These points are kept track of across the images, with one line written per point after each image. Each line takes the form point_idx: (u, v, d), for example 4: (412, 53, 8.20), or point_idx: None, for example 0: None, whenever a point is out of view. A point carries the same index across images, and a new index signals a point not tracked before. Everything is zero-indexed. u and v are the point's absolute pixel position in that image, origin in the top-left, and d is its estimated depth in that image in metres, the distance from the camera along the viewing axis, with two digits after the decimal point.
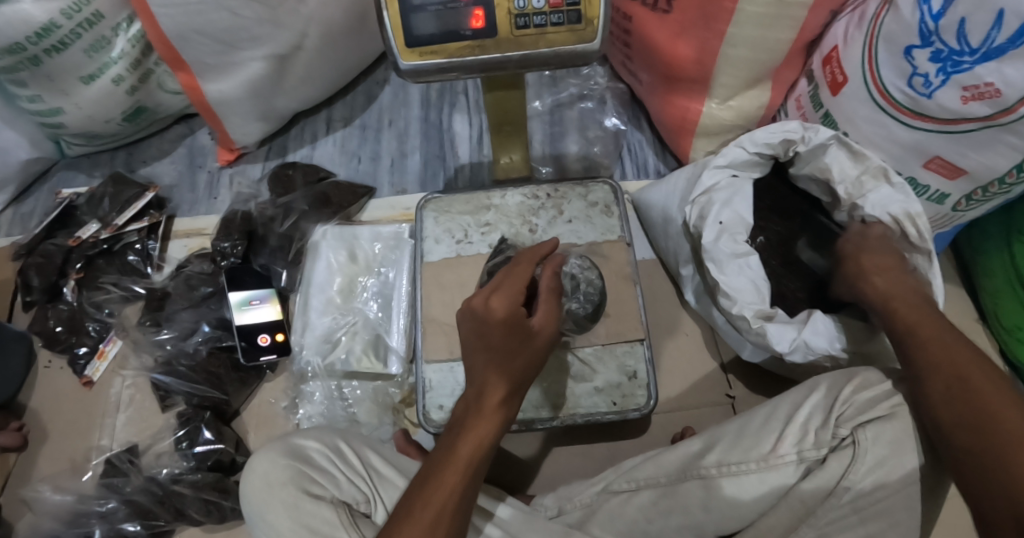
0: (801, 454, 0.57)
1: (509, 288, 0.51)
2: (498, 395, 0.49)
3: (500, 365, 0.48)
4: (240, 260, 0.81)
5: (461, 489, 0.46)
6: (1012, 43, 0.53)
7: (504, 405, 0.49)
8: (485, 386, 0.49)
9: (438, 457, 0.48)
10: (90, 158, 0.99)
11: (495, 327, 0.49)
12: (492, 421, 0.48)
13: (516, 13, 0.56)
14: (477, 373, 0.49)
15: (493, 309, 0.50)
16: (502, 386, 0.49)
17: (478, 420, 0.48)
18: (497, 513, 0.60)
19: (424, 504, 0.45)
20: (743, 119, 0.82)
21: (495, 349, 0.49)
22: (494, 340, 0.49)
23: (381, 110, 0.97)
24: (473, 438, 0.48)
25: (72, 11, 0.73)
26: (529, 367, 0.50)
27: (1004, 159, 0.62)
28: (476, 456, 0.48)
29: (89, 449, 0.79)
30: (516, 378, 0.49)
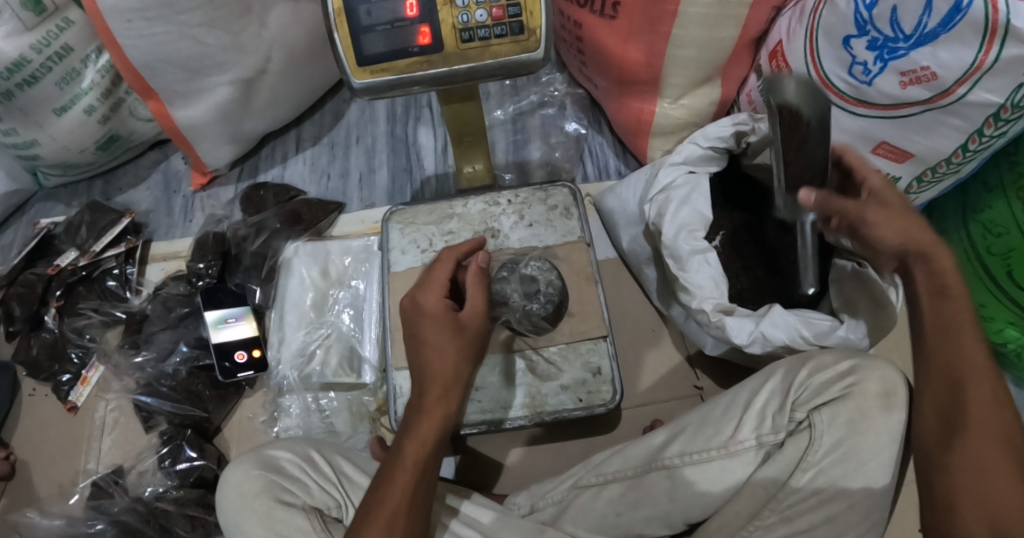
0: (760, 439, 0.58)
1: (437, 288, 0.56)
2: (439, 389, 0.53)
3: (436, 359, 0.53)
4: (215, 280, 0.83)
5: (413, 489, 0.48)
6: (943, 27, 0.55)
7: (446, 396, 0.53)
8: (424, 385, 0.53)
9: (393, 455, 0.51)
10: (67, 189, 1.01)
11: (427, 324, 0.54)
12: (436, 419, 0.52)
13: (461, 28, 0.57)
14: (419, 370, 0.53)
15: (423, 308, 0.55)
16: (439, 380, 0.52)
17: (423, 418, 0.52)
18: (461, 510, 0.61)
19: (379, 507, 0.47)
20: (695, 116, 0.84)
21: (429, 345, 0.53)
22: (428, 337, 0.53)
23: (349, 127, 1.00)
24: (421, 436, 0.51)
25: (42, 45, 0.75)
26: (467, 360, 0.54)
27: (948, 140, 0.63)
28: (425, 452, 0.51)
29: (77, 473, 0.81)
30: (451, 375, 0.53)
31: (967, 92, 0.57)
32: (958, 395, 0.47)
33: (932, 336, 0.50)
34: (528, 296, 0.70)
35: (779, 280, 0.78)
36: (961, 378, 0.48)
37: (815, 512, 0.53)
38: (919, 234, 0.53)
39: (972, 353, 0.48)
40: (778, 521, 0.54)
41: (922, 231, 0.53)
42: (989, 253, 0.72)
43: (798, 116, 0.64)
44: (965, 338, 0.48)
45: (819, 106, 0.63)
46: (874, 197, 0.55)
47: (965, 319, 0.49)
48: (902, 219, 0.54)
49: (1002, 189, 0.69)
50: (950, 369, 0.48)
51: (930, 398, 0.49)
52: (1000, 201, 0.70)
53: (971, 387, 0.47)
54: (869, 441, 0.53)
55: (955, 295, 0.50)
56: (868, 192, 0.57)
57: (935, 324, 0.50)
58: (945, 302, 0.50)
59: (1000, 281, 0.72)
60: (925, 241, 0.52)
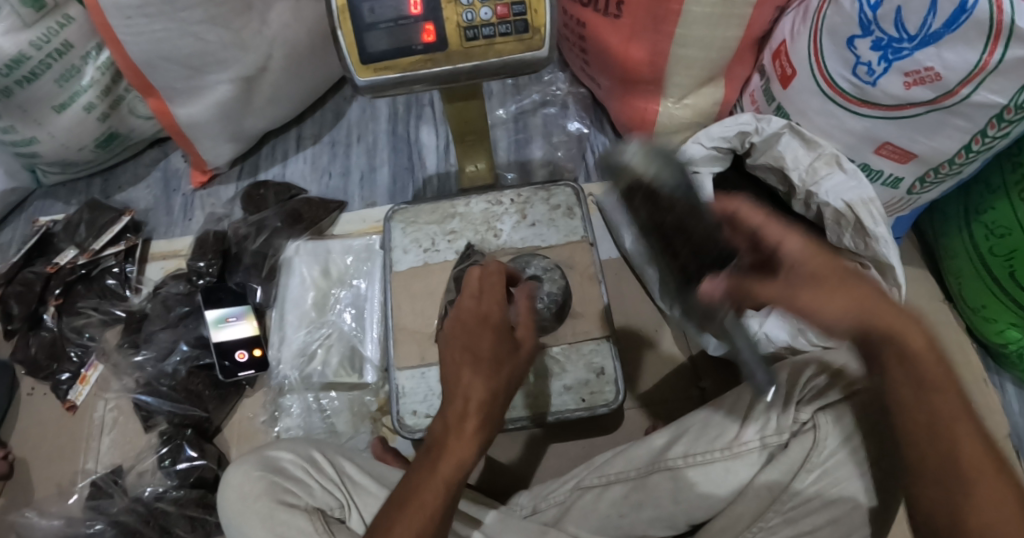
0: (764, 440, 0.57)
1: (495, 293, 0.51)
2: (483, 399, 0.45)
3: (478, 371, 0.46)
4: (215, 279, 0.82)
5: (440, 509, 0.43)
6: (948, 28, 0.55)
7: (486, 409, 0.46)
8: (458, 404, 0.45)
9: (416, 471, 0.45)
10: (66, 186, 1.00)
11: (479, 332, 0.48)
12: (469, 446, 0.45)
13: (464, 26, 0.57)
14: (454, 385, 0.46)
15: (482, 317, 0.49)
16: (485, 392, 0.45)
17: (452, 446, 0.45)
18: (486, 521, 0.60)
19: (393, 527, 0.42)
20: (699, 116, 0.84)
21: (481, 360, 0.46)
22: (474, 344, 0.47)
23: (350, 125, 1.00)
24: (455, 456, 0.44)
25: (42, 42, 0.75)
26: (516, 375, 0.48)
27: (951, 141, 0.63)
28: (457, 472, 0.45)
29: (75, 473, 0.80)
30: (491, 391, 0.46)
31: (971, 93, 0.57)
32: (968, 501, 0.40)
33: (917, 427, 0.42)
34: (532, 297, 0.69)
35: None
36: (967, 480, 0.40)
37: (818, 515, 0.52)
38: (882, 311, 0.42)
39: (969, 451, 0.41)
40: (782, 523, 0.53)
41: (876, 305, 0.42)
42: (993, 254, 0.72)
43: (658, 192, 0.48)
44: (955, 425, 0.41)
45: (673, 174, 0.49)
46: (804, 271, 0.42)
47: (952, 411, 0.42)
48: (850, 292, 0.41)
49: (1005, 189, 0.69)
50: (950, 471, 0.41)
51: (927, 492, 0.42)
52: (1003, 201, 0.69)
53: (979, 489, 0.40)
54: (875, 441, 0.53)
55: (936, 380, 0.42)
56: (790, 262, 0.43)
57: (921, 427, 0.42)
58: (929, 389, 0.42)
59: (1002, 281, 0.72)
60: (891, 321, 0.42)
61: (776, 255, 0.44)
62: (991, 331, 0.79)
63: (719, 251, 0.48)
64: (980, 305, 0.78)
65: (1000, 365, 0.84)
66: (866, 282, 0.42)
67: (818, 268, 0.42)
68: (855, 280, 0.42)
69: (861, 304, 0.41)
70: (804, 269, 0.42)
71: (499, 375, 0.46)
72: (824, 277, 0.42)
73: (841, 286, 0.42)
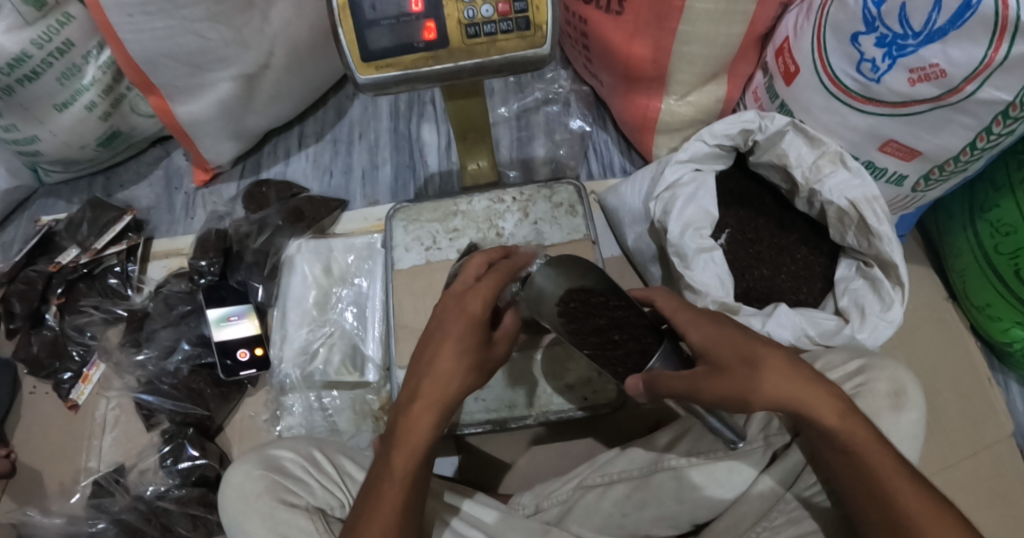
0: (768, 439, 0.56)
1: (493, 280, 0.48)
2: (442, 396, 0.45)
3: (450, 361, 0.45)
4: (216, 278, 0.82)
5: (402, 503, 0.45)
6: (952, 24, 0.54)
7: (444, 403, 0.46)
8: (416, 385, 0.46)
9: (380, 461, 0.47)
10: (68, 185, 1.00)
11: (451, 320, 0.46)
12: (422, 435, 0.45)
13: (466, 23, 0.56)
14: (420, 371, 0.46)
15: (462, 303, 0.47)
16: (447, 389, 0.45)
17: (406, 439, 0.45)
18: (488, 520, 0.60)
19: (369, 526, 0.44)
20: (702, 114, 0.83)
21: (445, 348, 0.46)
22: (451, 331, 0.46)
23: (352, 124, 0.99)
24: (407, 449, 0.45)
25: (43, 41, 0.74)
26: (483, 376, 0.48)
27: (956, 138, 0.63)
28: (412, 465, 0.46)
29: (77, 471, 0.80)
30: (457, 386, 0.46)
31: (976, 90, 0.57)
32: None
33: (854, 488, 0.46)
34: None
35: (785, 279, 0.77)
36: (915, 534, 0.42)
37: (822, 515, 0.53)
38: (790, 386, 0.46)
39: (903, 494, 0.44)
40: (785, 522, 0.53)
41: (781, 384, 0.46)
42: (997, 252, 0.71)
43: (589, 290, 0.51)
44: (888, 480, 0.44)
45: (596, 274, 0.51)
46: (708, 359, 0.47)
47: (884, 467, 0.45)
48: (754, 372, 0.45)
49: (1009, 187, 0.68)
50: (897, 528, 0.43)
51: None
52: (1008, 199, 0.69)
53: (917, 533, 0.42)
54: None
55: (864, 441, 0.45)
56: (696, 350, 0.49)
57: (859, 484, 0.45)
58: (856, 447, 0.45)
59: (1006, 279, 0.71)
60: (797, 395, 0.46)
61: (693, 349, 0.49)
62: (997, 330, 0.78)
63: (653, 336, 0.50)
64: (985, 303, 0.77)
65: (1004, 363, 0.83)
66: (776, 359, 0.46)
67: (718, 357, 0.47)
68: (760, 357, 0.46)
69: (767, 381, 0.45)
70: (713, 357, 0.47)
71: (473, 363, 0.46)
72: (726, 363, 0.46)
73: (746, 369, 0.46)
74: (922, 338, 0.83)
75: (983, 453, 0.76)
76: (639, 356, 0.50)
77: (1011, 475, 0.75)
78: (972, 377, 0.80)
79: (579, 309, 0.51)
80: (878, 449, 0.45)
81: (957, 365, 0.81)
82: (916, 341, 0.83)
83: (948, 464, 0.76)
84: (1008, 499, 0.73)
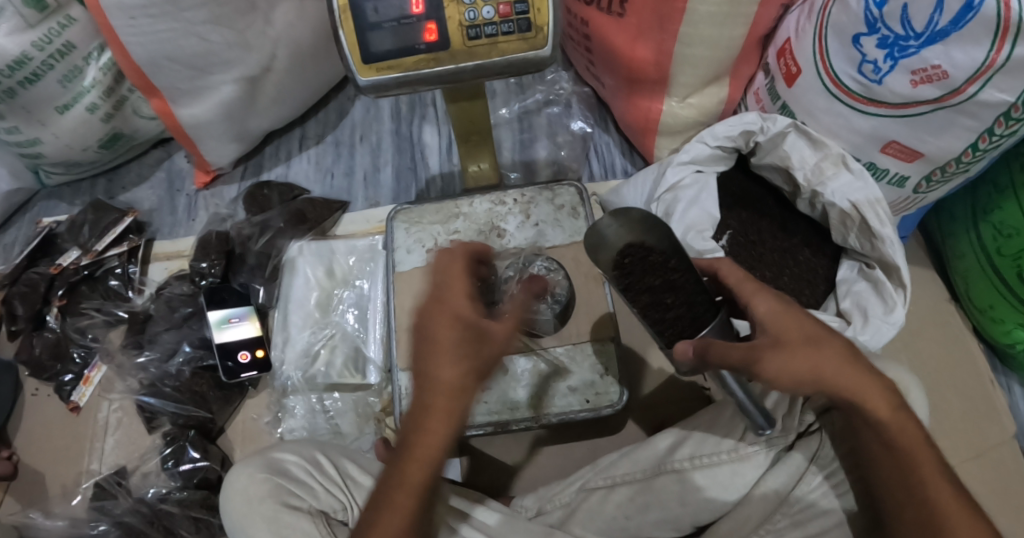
0: (771, 442, 0.56)
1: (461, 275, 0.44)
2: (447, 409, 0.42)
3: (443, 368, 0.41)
4: (218, 279, 0.82)
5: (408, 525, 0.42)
6: (955, 25, 0.54)
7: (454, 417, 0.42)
8: (425, 398, 0.42)
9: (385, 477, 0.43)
10: (70, 187, 1.00)
11: (442, 324, 0.42)
12: (438, 450, 0.42)
13: (467, 25, 0.56)
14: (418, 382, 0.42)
15: (444, 308, 0.43)
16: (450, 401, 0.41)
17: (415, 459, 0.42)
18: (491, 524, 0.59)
19: None
20: (704, 116, 0.83)
21: (444, 364, 0.41)
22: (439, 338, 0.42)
23: (353, 125, 0.99)
24: (417, 470, 0.42)
25: (44, 43, 0.74)
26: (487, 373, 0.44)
27: (959, 140, 0.62)
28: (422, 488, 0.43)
29: (80, 473, 0.80)
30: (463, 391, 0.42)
31: (978, 91, 0.57)
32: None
33: (886, 474, 0.47)
34: (536, 297, 0.69)
35: (789, 281, 0.76)
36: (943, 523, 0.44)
37: (823, 518, 0.53)
38: (848, 374, 0.46)
39: (935, 488, 0.46)
40: (789, 525, 0.53)
41: (840, 369, 0.46)
42: (1000, 254, 0.71)
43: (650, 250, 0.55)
44: (921, 469, 0.46)
45: (663, 235, 0.55)
46: (770, 335, 0.47)
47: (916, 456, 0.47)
48: (808, 354, 0.46)
49: (1013, 190, 0.68)
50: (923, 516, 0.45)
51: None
52: (1011, 201, 0.69)
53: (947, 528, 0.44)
54: None
55: (903, 430, 0.47)
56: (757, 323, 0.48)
57: (891, 469, 0.47)
58: (897, 435, 0.47)
59: (1009, 282, 0.71)
60: (850, 381, 0.46)
61: (754, 320, 0.49)
62: (999, 332, 0.78)
63: (706, 306, 0.50)
64: (987, 305, 0.77)
65: (1006, 365, 0.83)
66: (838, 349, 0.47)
67: (777, 334, 0.46)
68: (819, 339, 0.47)
69: (825, 366, 0.46)
70: (775, 332, 0.46)
71: (458, 370, 0.42)
72: (785, 340, 0.46)
73: (803, 349, 0.46)
74: (922, 340, 0.83)
75: (986, 454, 0.76)
76: (687, 323, 0.50)
77: (1015, 478, 0.74)
78: (975, 379, 0.80)
79: (634, 265, 0.55)
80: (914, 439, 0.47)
81: (959, 367, 0.81)
82: (918, 343, 0.83)
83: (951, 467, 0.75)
84: (1013, 502, 0.73)
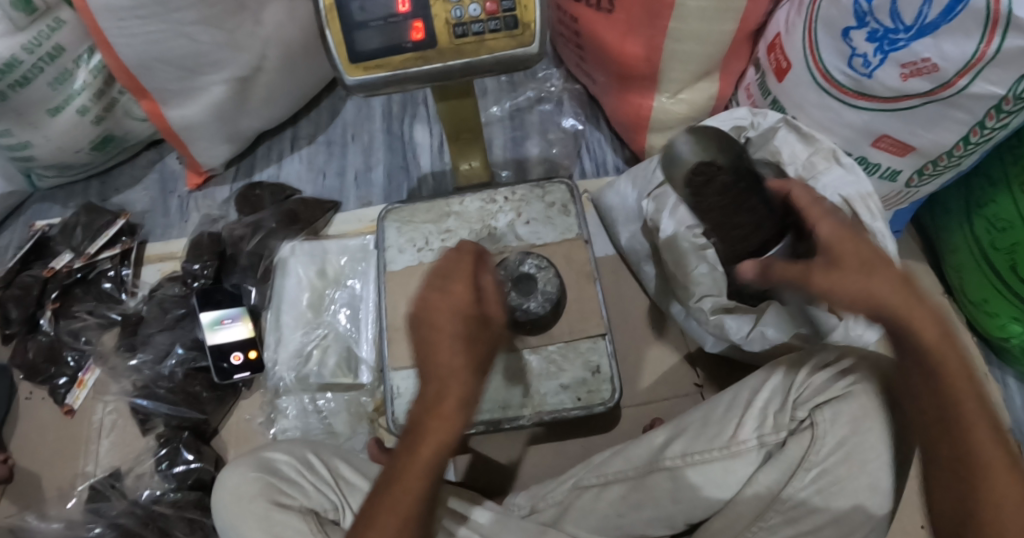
0: (762, 439, 0.56)
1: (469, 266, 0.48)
2: (455, 403, 0.45)
3: (451, 357, 0.44)
4: (211, 281, 0.82)
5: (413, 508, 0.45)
6: (944, 18, 0.54)
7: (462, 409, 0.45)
8: (437, 392, 0.45)
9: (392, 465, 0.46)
10: (63, 190, 1.00)
11: (449, 316, 0.45)
12: (445, 440, 0.45)
13: (454, 23, 0.56)
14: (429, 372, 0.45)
15: (447, 302, 0.46)
16: (457, 393, 0.44)
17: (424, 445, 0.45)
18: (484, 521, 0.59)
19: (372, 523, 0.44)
20: (695, 111, 0.83)
21: (448, 354, 0.44)
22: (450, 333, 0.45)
23: (345, 125, 0.99)
24: (423, 457, 0.45)
25: (34, 46, 0.74)
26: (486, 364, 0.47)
27: (951, 134, 0.62)
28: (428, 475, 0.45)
29: (75, 476, 0.80)
30: (468, 384, 0.45)
31: (969, 84, 0.56)
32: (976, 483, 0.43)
33: (929, 421, 0.45)
34: (524, 295, 0.69)
35: None
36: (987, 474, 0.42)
37: (818, 514, 0.51)
38: (904, 301, 0.43)
39: (982, 436, 0.43)
40: (781, 522, 0.52)
41: (897, 295, 0.43)
42: (994, 247, 0.71)
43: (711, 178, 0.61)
44: (971, 421, 0.43)
45: (725, 154, 0.63)
46: (827, 254, 0.47)
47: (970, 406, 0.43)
48: (868, 275, 0.44)
49: (1006, 183, 0.68)
50: (969, 468, 0.43)
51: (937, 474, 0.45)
52: (1004, 194, 0.68)
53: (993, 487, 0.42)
54: (874, 441, 0.50)
55: (958, 377, 0.44)
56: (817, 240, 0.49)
57: (935, 418, 0.44)
58: (947, 377, 0.43)
59: (1003, 275, 0.71)
60: (904, 309, 0.43)
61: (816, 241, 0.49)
62: (994, 326, 0.78)
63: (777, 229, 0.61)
64: (981, 299, 0.77)
65: (1001, 358, 0.83)
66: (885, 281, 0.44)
67: (834, 255, 0.46)
68: (871, 261, 0.45)
69: (885, 289, 0.43)
70: (833, 252, 0.46)
71: (470, 356, 0.45)
72: (840, 257, 0.46)
73: (849, 273, 0.45)
74: None
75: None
76: (756, 234, 0.61)
77: None
78: None
79: (703, 179, 0.62)
80: (969, 391, 0.43)
81: None
82: None
83: None
84: None
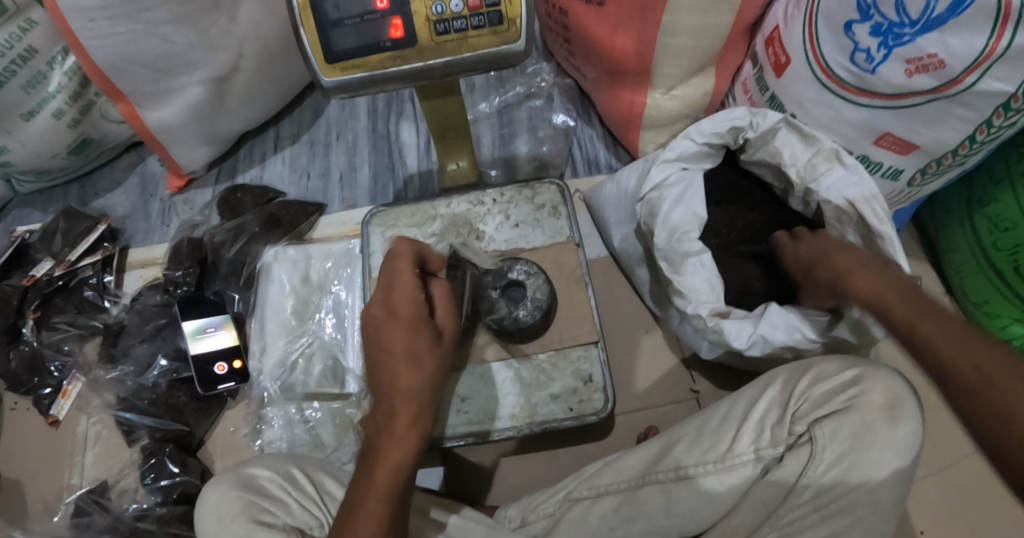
0: (758, 453, 0.54)
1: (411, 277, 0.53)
2: (409, 412, 0.48)
3: (403, 368, 0.49)
4: (192, 289, 0.79)
5: (386, 518, 0.45)
6: (952, 12, 0.51)
7: (419, 416, 0.49)
8: (393, 404, 0.48)
9: (357, 485, 0.47)
10: (43, 194, 0.98)
11: (400, 330, 0.50)
12: (407, 445, 0.48)
13: (434, 20, 0.53)
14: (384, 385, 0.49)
15: (390, 310, 0.51)
16: (412, 401, 0.49)
17: (388, 451, 0.47)
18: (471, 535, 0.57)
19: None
20: (689, 108, 0.80)
21: (398, 356, 0.49)
22: (398, 345, 0.50)
23: (329, 124, 0.96)
24: (389, 464, 0.47)
25: (4, 48, 0.71)
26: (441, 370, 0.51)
27: (955, 132, 0.59)
28: (397, 480, 0.47)
29: (61, 489, 0.78)
30: (423, 387, 0.49)
31: (977, 81, 0.53)
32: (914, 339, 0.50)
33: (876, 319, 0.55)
34: (513, 304, 0.67)
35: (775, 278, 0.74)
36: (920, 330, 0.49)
37: (816, 529, 0.49)
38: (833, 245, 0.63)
39: (899, 307, 0.52)
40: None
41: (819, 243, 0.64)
42: (996, 248, 0.68)
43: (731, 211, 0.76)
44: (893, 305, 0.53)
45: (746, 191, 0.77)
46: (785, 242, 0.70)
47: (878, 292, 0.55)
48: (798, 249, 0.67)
49: (1009, 182, 0.65)
50: (907, 333, 0.50)
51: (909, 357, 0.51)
52: (1007, 194, 0.66)
53: (1003, 383, 0.42)
54: (875, 455, 0.49)
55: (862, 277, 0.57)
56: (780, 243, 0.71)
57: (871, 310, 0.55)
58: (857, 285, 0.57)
59: (1006, 277, 0.68)
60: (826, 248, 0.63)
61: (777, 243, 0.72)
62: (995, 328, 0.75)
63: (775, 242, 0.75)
64: (982, 300, 0.74)
65: None
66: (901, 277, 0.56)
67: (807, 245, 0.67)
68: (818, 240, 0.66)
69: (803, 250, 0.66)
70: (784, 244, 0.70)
71: (422, 364, 0.50)
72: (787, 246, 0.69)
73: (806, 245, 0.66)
74: None
75: (962, 462, 0.74)
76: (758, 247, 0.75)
77: None
78: None
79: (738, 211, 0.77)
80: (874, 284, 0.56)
81: None
82: None
83: (950, 463, 0.74)
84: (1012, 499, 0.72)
